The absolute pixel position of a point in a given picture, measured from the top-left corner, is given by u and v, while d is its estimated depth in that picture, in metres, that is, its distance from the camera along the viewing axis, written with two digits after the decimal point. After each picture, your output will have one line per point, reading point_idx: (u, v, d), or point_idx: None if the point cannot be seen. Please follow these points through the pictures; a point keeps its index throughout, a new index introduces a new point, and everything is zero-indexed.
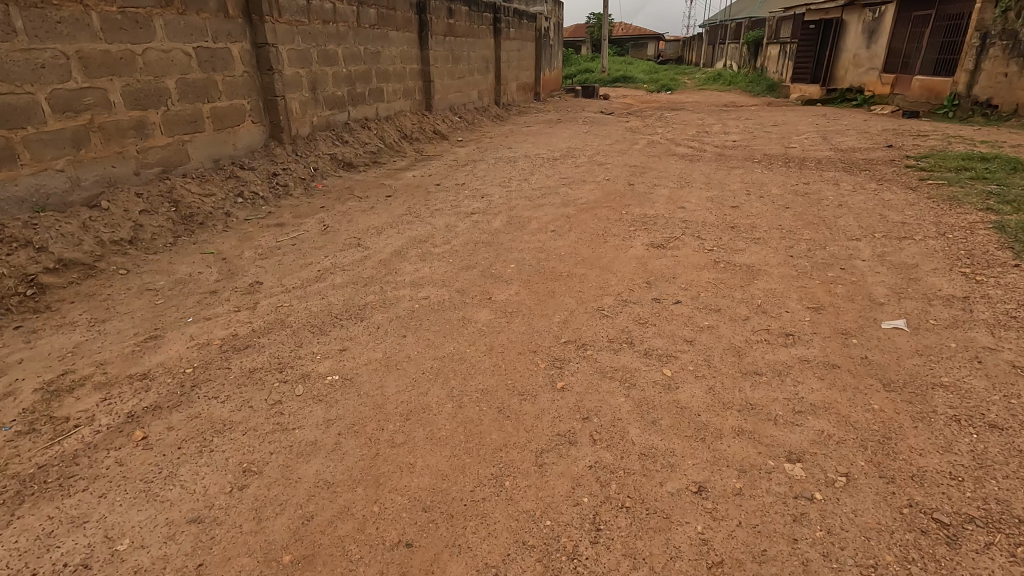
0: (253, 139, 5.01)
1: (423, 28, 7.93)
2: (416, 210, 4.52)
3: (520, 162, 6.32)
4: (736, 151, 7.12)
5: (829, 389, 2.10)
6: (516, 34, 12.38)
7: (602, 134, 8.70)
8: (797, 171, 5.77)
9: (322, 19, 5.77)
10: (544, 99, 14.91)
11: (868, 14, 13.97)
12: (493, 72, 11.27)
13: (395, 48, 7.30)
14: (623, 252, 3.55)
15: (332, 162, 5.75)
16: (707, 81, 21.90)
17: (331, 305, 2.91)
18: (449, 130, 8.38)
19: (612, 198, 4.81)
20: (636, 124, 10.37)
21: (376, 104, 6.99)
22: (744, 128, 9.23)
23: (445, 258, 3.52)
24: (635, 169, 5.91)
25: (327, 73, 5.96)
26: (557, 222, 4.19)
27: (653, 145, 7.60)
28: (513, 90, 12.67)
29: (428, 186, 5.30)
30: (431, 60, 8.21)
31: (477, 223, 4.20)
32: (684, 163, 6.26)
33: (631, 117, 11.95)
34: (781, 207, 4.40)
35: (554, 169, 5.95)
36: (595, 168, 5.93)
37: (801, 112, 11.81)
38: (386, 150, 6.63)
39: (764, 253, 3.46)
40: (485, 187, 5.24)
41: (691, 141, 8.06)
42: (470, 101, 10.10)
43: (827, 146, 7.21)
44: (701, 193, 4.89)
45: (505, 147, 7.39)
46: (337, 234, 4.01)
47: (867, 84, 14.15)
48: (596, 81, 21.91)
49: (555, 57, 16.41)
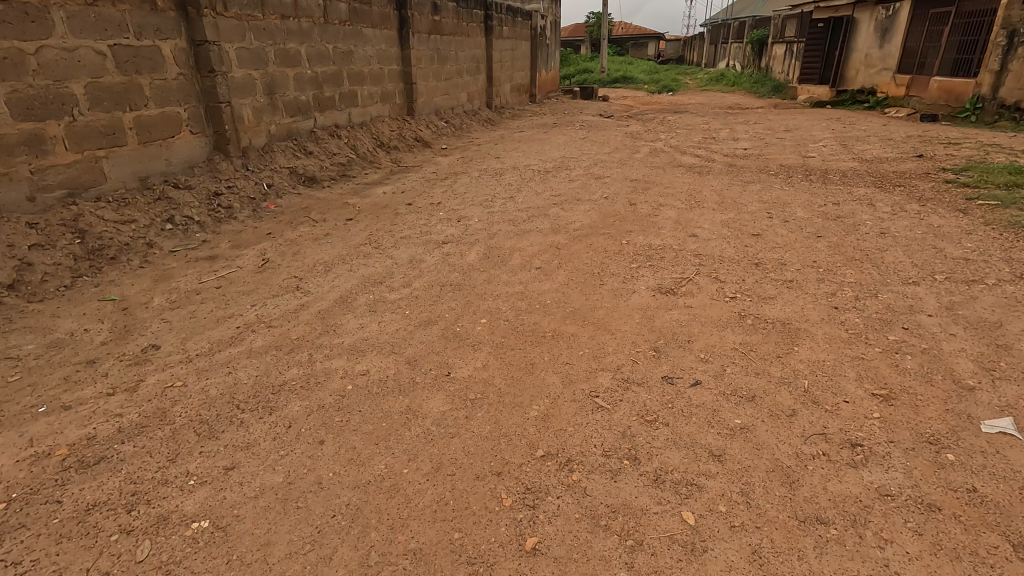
0: (193, 153, 4.30)
1: (403, 25, 7.23)
2: (379, 238, 3.82)
3: (508, 175, 5.62)
4: (749, 162, 6.42)
5: (936, 561, 1.39)
6: (509, 32, 11.68)
7: (601, 142, 8.00)
8: (821, 187, 5.08)
9: (281, 14, 5.08)
10: (540, 101, 14.21)
11: (881, 11, 13.27)
12: (484, 73, 10.57)
13: (370, 48, 6.60)
14: (623, 300, 2.85)
15: (292, 177, 5.04)
16: (710, 81, 21.19)
17: (237, 385, 2.20)
18: (433, 137, 7.67)
19: (611, 222, 4.12)
20: (637, 129, 9.66)
21: (347, 109, 6.28)
22: (754, 134, 8.53)
23: (401, 309, 2.81)
24: (637, 183, 5.22)
25: (286, 75, 5.25)
26: (544, 256, 3.49)
27: (656, 154, 6.91)
28: (507, 92, 11.96)
29: (398, 206, 4.59)
30: (413, 60, 7.50)
31: (448, 257, 3.49)
32: (691, 176, 5.57)
33: (631, 120, 11.25)
34: (811, 235, 3.70)
35: (546, 184, 5.25)
36: (591, 183, 5.23)
37: (813, 115, 11.10)
38: (357, 161, 5.92)
39: (800, 302, 2.76)
40: (465, 207, 4.54)
41: (698, 149, 7.36)
42: (458, 104, 9.39)
43: (850, 156, 6.51)
44: (714, 216, 4.18)
45: (492, 157, 6.68)
46: (276, 272, 3.30)
47: (880, 86, 13.44)
48: (595, 82, 21.20)
49: (551, 57, 15.71)
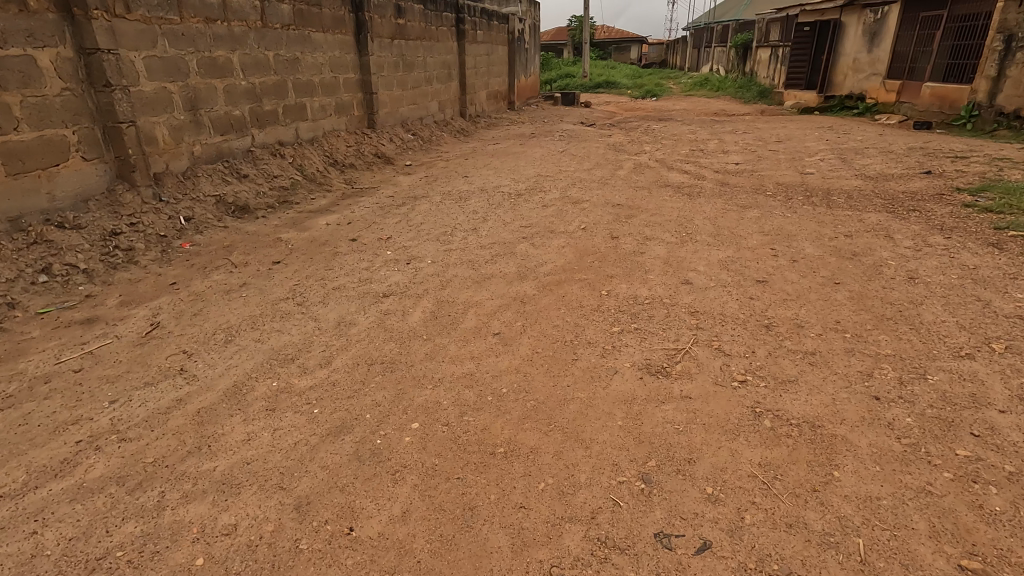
0: (86, 183, 3.57)
1: (360, 29, 6.55)
2: (306, 290, 3.13)
3: (474, 200, 4.95)
4: (742, 180, 5.85)
5: None
6: (484, 37, 11.05)
7: (581, 155, 7.38)
8: (826, 213, 4.50)
9: (205, 17, 4.38)
10: (519, 108, 13.60)
11: (869, 14, 12.86)
12: (457, 80, 9.90)
13: (320, 55, 5.90)
14: (600, 388, 2.20)
15: (218, 206, 4.31)
16: (694, 86, 20.78)
17: (34, 561, 1.50)
18: (396, 153, 6.99)
19: (589, 264, 3.47)
20: (620, 140, 9.06)
21: (293, 125, 5.57)
22: (745, 146, 7.98)
23: (309, 407, 2.12)
24: (620, 210, 4.60)
25: (213, 87, 4.53)
26: (505, 315, 2.83)
27: (640, 171, 6.32)
28: (482, 100, 11.32)
29: (339, 243, 3.89)
30: (373, 68, 6.82)
31: (386, 318, 2.82)
32: (681, 199, 4.97)
33: (614, 130, 10.67)
34: (827, 282, 3.09)
35: (516, 211, 4.60)
36: (568, 210, 4.60)
37: (803, 123, 10.62)
38: (303, 184, 5.21)
39: (830, 391, 2.13)
40: (417, 244, 3.86)
41: (687, 164, 6.78)
42: (427, 114, 8.72)
43: (851, 173, 5.96)
44: (710, 254, 3.56)
45: (459, 175, 6.02)
46: (163, 344, 2.59)
47: (869, 91, 13.04)
48: (578, 87, 20.69)
49: (531, 62, 15.12)
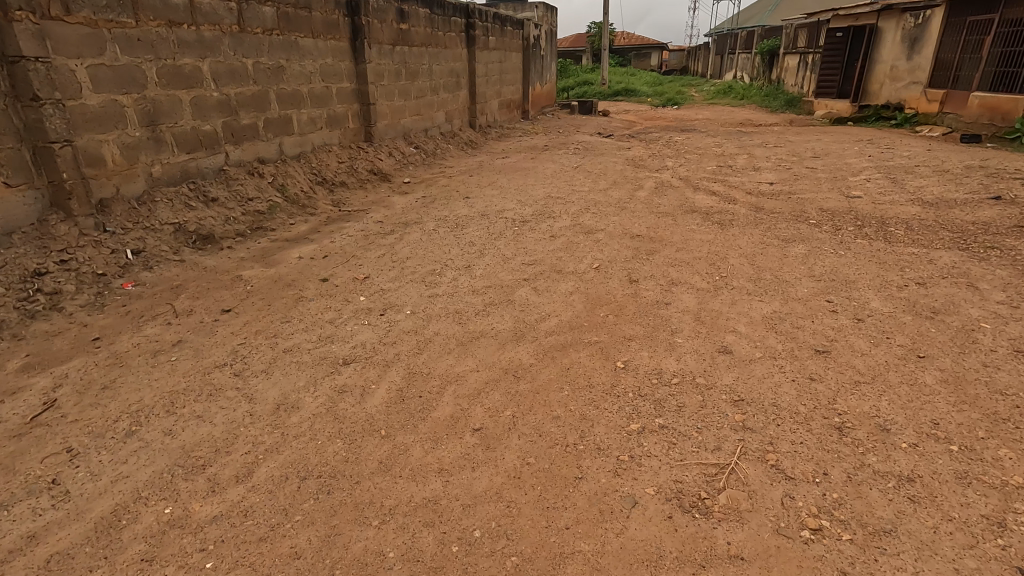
0: (10, 214, 3.03)
1: (356, 34, 6.02)
2: (250, 354, 2.54)
3: (472, 227, 4.35)
4: (779, 204, 5.16)
5: None
6: (496, 43, 10.48)
7: (597, 172, 6.75)
8: (885, 249, 3.81)
9: (168, 20, 3.85)
10: (533, 117, 13.02)
11: (909, 19, 12.04)
12: (466, 89, 9.34)
13: (309, 63, 5.37)
14: (613, 537, 1.55)
15: (177, 235, 3.76)
16: (717, 94, 20.02)
17: None
18: (394, 169, 6.43)
19: (601, 319, 2.83)
20: (639, 154, 8.42)
21: (276, 140, 5.03)
22: (778, 162, 7.28)
23: (202, 557, 1.51)
24: (640, 242, 3.95)
25: (178, 100, 4.00)
26: (492, 397, 2.21)
27: (661, 192, 5.66)
28: (493, 109, 10.74)
29: (307, 284, 3.31)
30: (370, 77, 6.28)
31: (342, 398, 2.22)
32: (711, 229, 4.30)
33: (633, 141, 10.03)
34: (906, 355, 2.41)
35: (519, 243, 3.98)
36: (578, 244, 3.96)
37: (839, 136, 9.86)
38: (282, 207, 4.65)
39: (950, 556, 1.46)
40: (397, 287, 3.25)
41: (714, 184, 6.11)
42: (432, 125, 8.16)
43: (905, 197, 5.25)
44: (750, 308, 2.91)
45: (460, 196, 5.43)
46: (47, 436, 2.00)
47: (908, 101, 12.20)
48: (595, 95, 20.07)
49: (547, 68, 14.56)
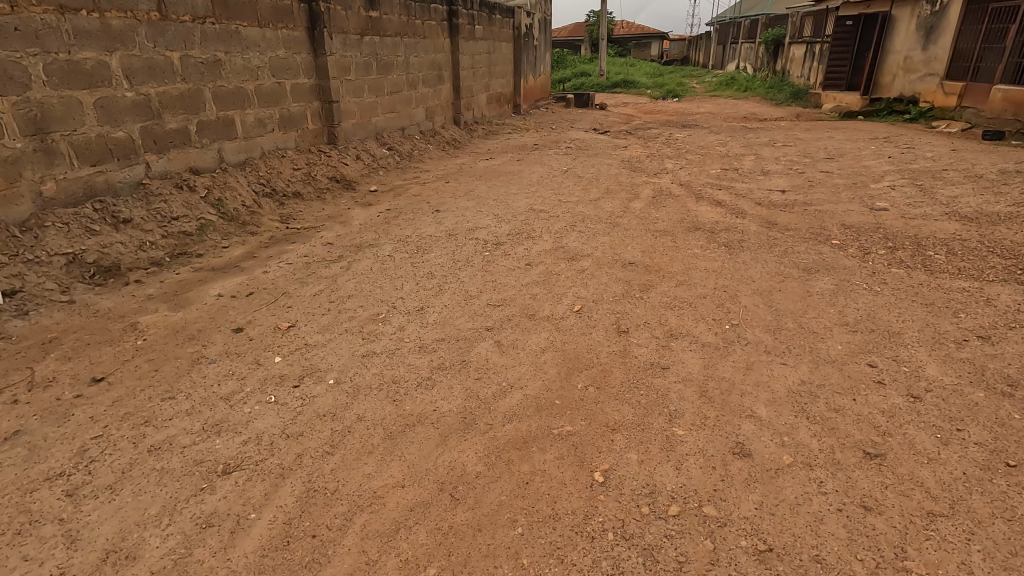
0: None
1: (314, 23, 5.33)
2: (101, 455, 1.89)
3: (434, 252, 3.69)
4: (793, 219, 4.51)
5: None
6: (484, 33, 9.75)
7: (589, 177, 6.08)
8: (929, 282, 3.16)
9: (59, 6, 3.18)
10: (525, 112, 12.31)
11: (925, 7, 11.29)
12: (449, 83, 8.63)
13: (255, 56, 4.69)
14: None
15: (69, 268, 3.10)
16: (719, 86, 19.24)
17: None
18: (361, 176, 5.76)
19: (578, 395, 2.18)
20: (636, 154, 7.74)
21: (214, 146, 4.36)
22: (789, 164, 6.61)
23: None
24: (633, 274, 3.30)
25: (77, 102, 3.34)
26: (415, 538, 1.56)
27: (660, 203, 5.00)
28: (481, 104, 10.03)
29: (214, 336, 2.66)
30: (332, 71, 5.60)
31: (202, 539, 1.57)
32: (718, 253, 3.65)
33: (630, 139, 9.34)
34: (988, 462, 1.76)
35: (488, 275, 3.33)
36: (558, 276, 3.31)
37: (851, 133, 9.17)
38: (216, 227, 3.99)
39: None
40: (326, 341, 2.60)
41: (719, 192, 5.44)
42: (409, 124, 7.47)
43: (938, 209, 4.59)
44: (771, 377, 2.26)
45: (429, 209, 4.77)
46: None
47: (923, 94, 11.48)
48: (593, 87, 19.32)
49: (541, 60, 13.83)
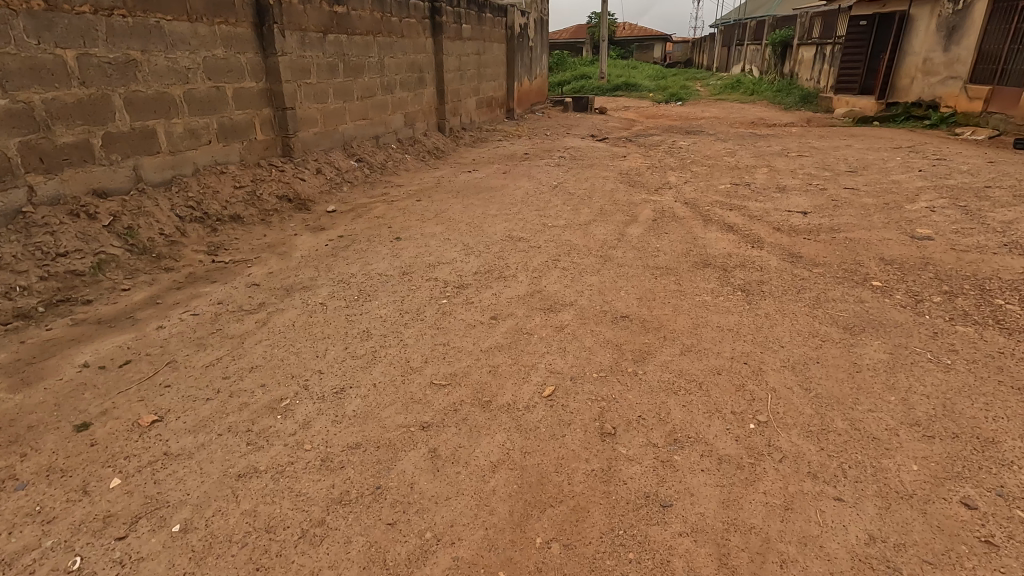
0: None
1: (262, 18, 4.62)
2: None
3: (380, 297, 2.97)
4: (819, 251, 3.79)
5: None
6: (472, 32, 9.05)
7: (581, 194, 5.36)
8: (1012, 349, 2.43)
9: None
10: (518, 116, 11.60)
11: (947, 5, 10.56)
12: (432, 86, 7.92)
13: (184, 56, 3.98)
14: None
15: None
16: (724, 89, 18.50)
17: None
18: (320, 194, 5.05)
19: (534, 562, 1.46)
20: (636, 166, 7.01)
21: (127, 163, 3.65)
22: (807, 179, 5.88)
23: None
24: (626, 335, 2.58)
25: None
26: None
27: (661, 228, 4.28)
28: (470, 109, 9.32)
29: (45, 437, 1.93)
30: (286, 74, 4.89)
31: None
32: (733, 302, 2.93)
33: (630, 148, 8.62)
34: None
35: (440, 334, 2.61)
36: (528, 336, 2.59)
37: (871, 141, 8.43)
38: (119, 263, 3.28)
39: None
40: (195, 449, 1.87)
41: (729, 214, 4.71)
42: (384, 131, 6.76)
43: (993, 238, 3.86)
44: (823, 528, 1.53)
45: (389, 236, 4.06)
46: None
47: (945, 98, 10.74)
48: (592, 90, 18.61)
49: (537, 61, 13.13)
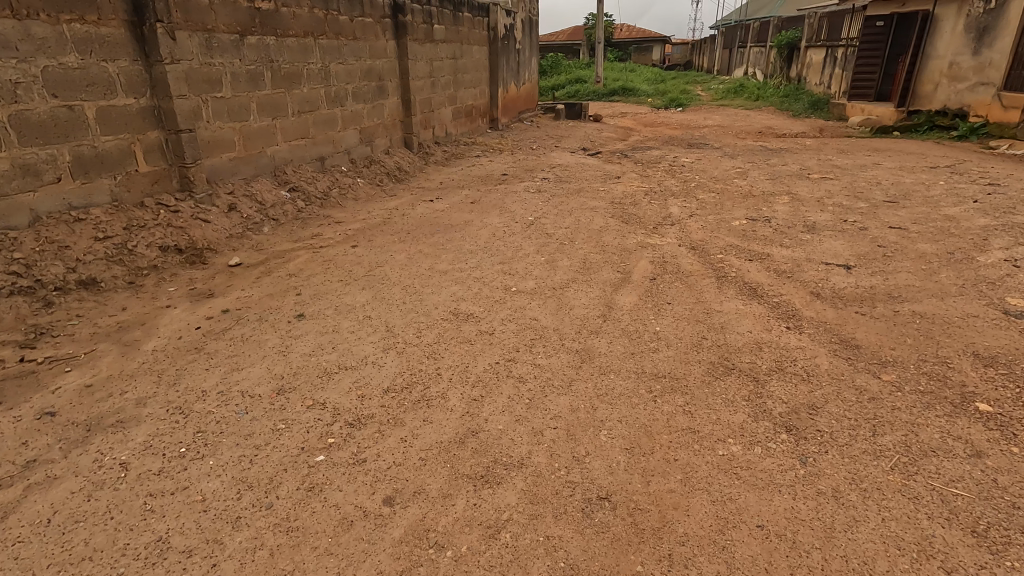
0: None
1: (141, 15, 3.56)
2: None
3: (222, 451, 1.88)
4: (882, 339, 2.72)
5: None
6: (446, 34, 7.98)
7: (561, 235, 4.30)
8: None
9: None
10: (503, 126, 10.54)
11: (977, 4, 9.53)
12: (396, 95, 6.85)
13: (7, 65, 2.92)
14: None
15: None
16: (726, 94, 17.44)
17: None
18: (226, 239, 3.97)
19: None
20: (632, 191, 5.95)
21: None
22: (839, 212, 4.82)
23: None
24: (605, 553, 1.50)
25: None
26: None
27: (662, 295, 3.22)
28: (444, 120, 8.25)
29: None
30: (180, 86, 3.83)
31: None
32: (776, 459, 1.85)
33: (625, 165, 7.55)
34: None
35: (287, 547, 1.53)
36: (434, 554, 1.51)
37: (901, 158, 7.38)
38: None
39: None
40: None
41: (749, 270, 3.64)
42: (331, 152, 5.69)
43: None
44: None
45: (291, 311, 2.98)
46: None
47: (975, 106, 9.71)
48: (588, 95, 17.57)
49: (526, 65, 12.08)
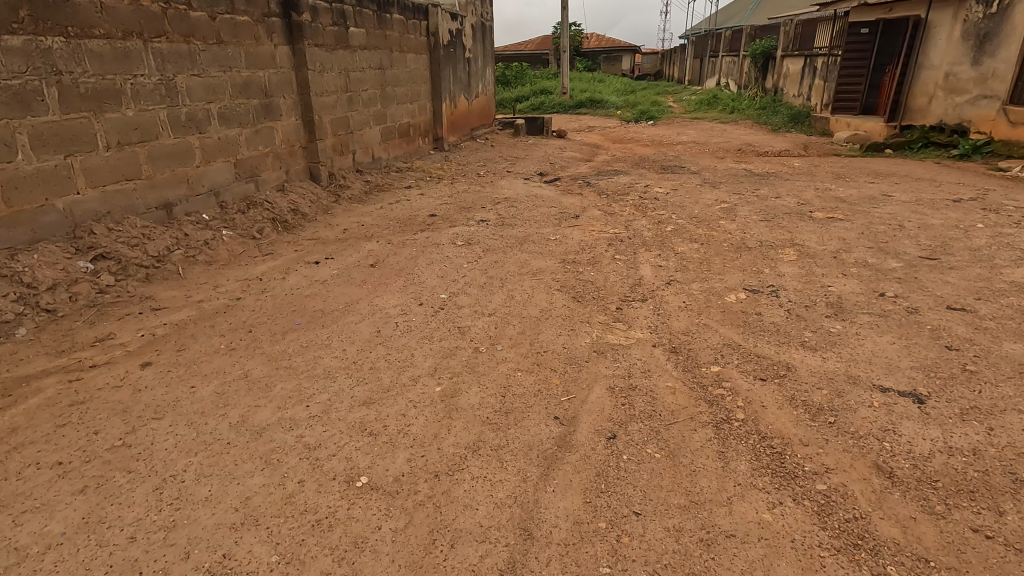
0: None
1: None
2: None
3: None
4: None
5: None
6: (368, 39, 6.55)
7: (479, 332, 2.88)
8: None
9: None
10: (450, 145, 9.13)
11: (976, 8, 8.52)
12: (292, 116, 5.38)
13: None
14: None
15: None
16: (699, 105, 16.35)
17: None
18: None
19: None
20: (592, 239, 4.57)
21: None
22: (870, 279, 3.51)
23: None
24: None
25: None
26: None
27: (625, 488, 1.81)
28: (368, 143, 6.78)
29: None
30: None
31: None
32: None
33: (587, 198, 6.19)
34: None
35: None
36: None
37: (915, 187, 6.18)
38: None
39: None
40: None
41: (766, 408, 2.27)
42: (184, 195, 4.19)
43: None
44: None
45: None
46: None
47: (976, 122, 8.70)
48: (553, 108, 16.33)
49: (479, 76, 10.72)
